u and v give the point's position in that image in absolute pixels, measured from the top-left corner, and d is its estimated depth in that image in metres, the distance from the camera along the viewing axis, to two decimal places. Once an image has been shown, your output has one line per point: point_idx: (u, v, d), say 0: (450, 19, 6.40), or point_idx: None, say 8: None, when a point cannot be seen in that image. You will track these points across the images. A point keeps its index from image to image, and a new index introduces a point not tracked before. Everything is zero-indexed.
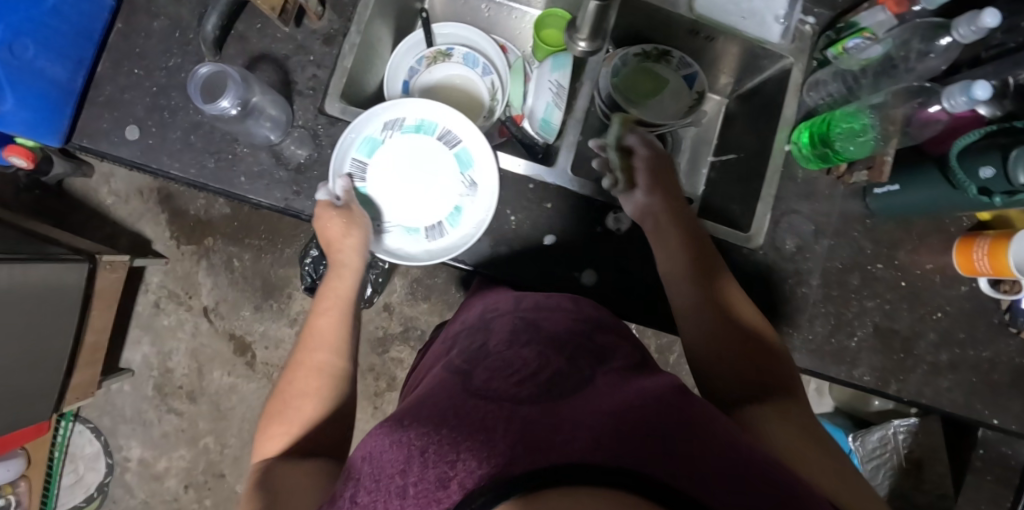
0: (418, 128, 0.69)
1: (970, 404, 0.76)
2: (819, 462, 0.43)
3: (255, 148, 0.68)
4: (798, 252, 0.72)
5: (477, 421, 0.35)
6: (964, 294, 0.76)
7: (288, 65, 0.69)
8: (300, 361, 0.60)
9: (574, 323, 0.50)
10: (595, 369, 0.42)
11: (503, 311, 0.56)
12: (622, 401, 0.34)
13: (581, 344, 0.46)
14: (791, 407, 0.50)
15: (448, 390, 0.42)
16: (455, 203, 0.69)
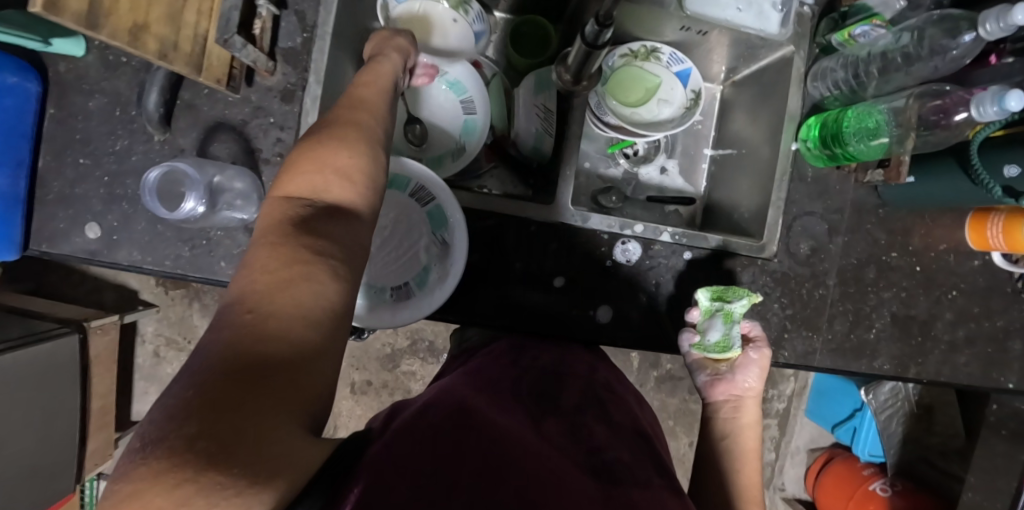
0: (390, 182, 0.64)
1: (986, 374, 0.77)
2: None
3: (230, 230, 0.63)
4: (812, 254, 0.70)
5: (512, 459, 0.39)
6: (978, 268, 0.76)
7: (247, 132, 0.63)
8: (342, 117, 0.45)
9: (638, 422, 0.54)
10: (650, 471, 0.46)
11: (574, 369, 0.59)
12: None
13: (636, 438, 0.51)
14: None
15: (522, 416, 0.46)
16: (423, 262, 0.64)
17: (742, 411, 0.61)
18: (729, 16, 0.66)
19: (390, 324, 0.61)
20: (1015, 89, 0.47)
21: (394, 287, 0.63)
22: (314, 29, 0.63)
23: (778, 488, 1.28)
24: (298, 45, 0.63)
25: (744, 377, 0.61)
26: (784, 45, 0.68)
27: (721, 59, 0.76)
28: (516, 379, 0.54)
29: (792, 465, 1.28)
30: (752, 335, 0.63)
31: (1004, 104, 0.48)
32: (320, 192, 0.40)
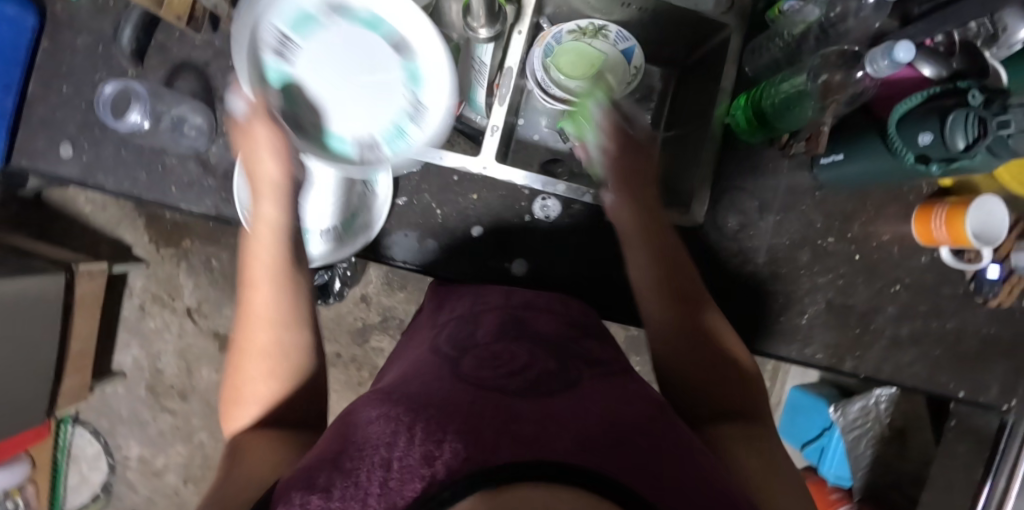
0: (393, 142, 0.64)
1: (933, 378, 0.74)
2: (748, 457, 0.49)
3: (184, 157, 0.68)
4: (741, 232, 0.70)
5: (454, 411, 0.41)
6: (926, 266, 0.73)
7: (208, 72, 0.69)
8: (239, 330, 0.53)
9: (560, 326, 0.59)
10: (582, 372, 0.51)
11: (488, 300, 0.62)
12: (611, 407, 0.45)
13: (566, 348, 0.55)
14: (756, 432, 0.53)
15: (442, 375, 0.48)
16: (350, 208, 0.67)
17: (623, 209, 0.63)
18: None
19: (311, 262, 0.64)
20: (904, 42, 0.48)
21: (323, 228, 0.67)
22: None
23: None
24: None
25: (619, 157, 0.63)
26: (720, 24, 0.70)
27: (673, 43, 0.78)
28: (434, 345, 0.56)
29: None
30: (610, 125, 0.64)
31: (893, 57, 0.48)
32: (259, 415, 0.51)
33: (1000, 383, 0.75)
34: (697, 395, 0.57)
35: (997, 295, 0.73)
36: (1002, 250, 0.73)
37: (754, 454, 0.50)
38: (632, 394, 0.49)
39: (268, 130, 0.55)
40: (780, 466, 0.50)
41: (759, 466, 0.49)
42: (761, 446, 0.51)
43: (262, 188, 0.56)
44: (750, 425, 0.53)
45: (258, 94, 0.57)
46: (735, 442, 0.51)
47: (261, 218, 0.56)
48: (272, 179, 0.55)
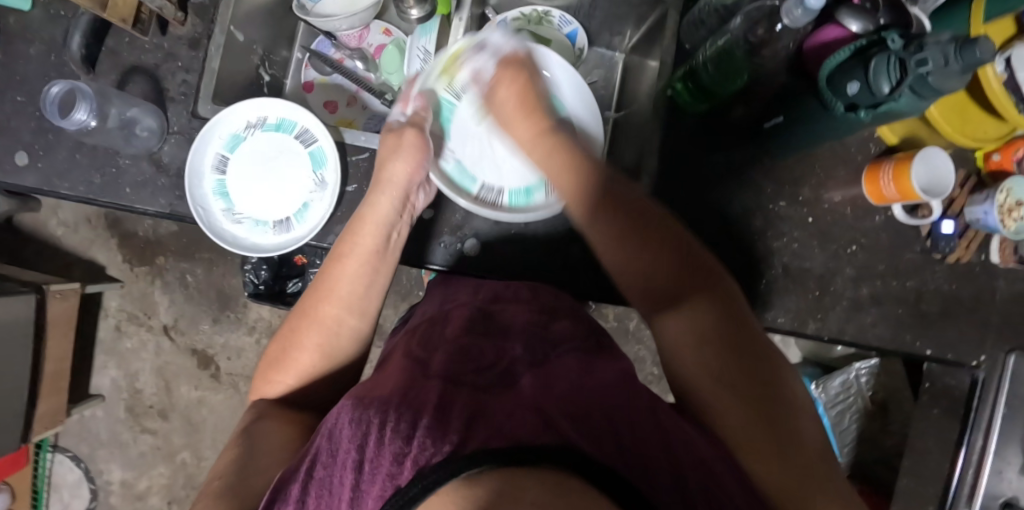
0: (516, 205, 0.66)
1: (898, 337, 0.74)
2: (734, 365, 0.43)
3: (136, 158, 0.67)
4: (693, 203, 0.72)
5: (429, 406, 0.39)
6: (880, 225, 0.74)
7: (158, 74, 0.69)
8: (309, 310, 0.56)
9: (531, 314, 0.58)
10: (555, 357, 0.49)
11: (459, 299, 0.62)
12: (589, 385, 0.43)
13: (537, 334, 0.53)
14: (739, 341, 0.44)
15: (414, 376, 0.46)
16: (304, 199, 0.68)
17: (534, 156, 0.56)
18: None
19: (264, 253, 0.65)
20: None
21: (277, 220, 0.68)
22: None
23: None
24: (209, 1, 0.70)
25: (492, 108, 0.59)
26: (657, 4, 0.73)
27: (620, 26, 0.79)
28: (406, 346, 0.55)
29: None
30: (512, 56, 0.59)
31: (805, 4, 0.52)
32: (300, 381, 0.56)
33: (966, 339, 0.75)
34: (661, 292, 0.48)
35: (953, 251, 0.75)
36: (955, 203, 0.76)
37: (728, 370, 0.43)
38: (606, 368, 0.46)
39: (417, 140, 0.59)
40: (766, 383, 0.43)
41: (736, 383, 0.42)
42: (732, 373, 0.43)
43: (385, 184, 0.58)
44: (726, 331, 0.44)
45: (411, 133, 0.59)
46: (699, 343, 0.44)
47: (373, 207, 0.58)
48: (404, 182, 0.59)
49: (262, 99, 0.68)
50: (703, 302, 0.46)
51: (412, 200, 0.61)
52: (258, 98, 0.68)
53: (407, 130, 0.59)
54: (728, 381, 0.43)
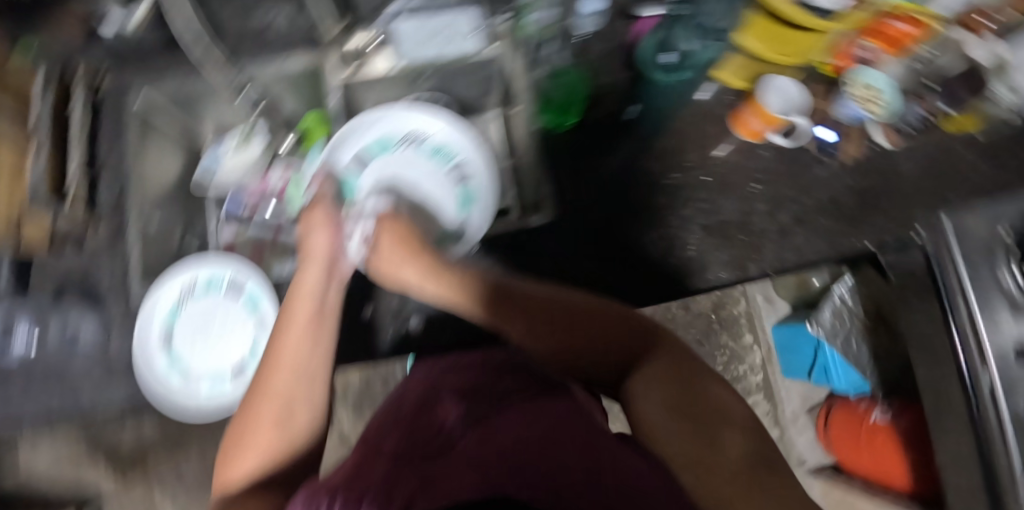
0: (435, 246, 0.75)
1: (837, 245, 0.77)
2: (665, 394, 0.47)
3: (87, 362, 0.68)
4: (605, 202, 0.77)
5: (374, 483, 0.37)
6: (767, 157, 0.81)
7: (87, 278, 0.72)
8: (261, 383, 0.57)
9: (489, 374, 0.57)
10: (506, 408, 0.48)
11: (413, 391, 0.59)
12: (530, 433, 0.43)
13: (492, 390, 0.53)
14: (663, 367, 0.50)
15: (368, 463, 0.44)
16: (253, 339, 0.71)
17: (432, 288, 0.62)
18: (434, 56, 0.77)
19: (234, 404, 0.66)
20: None
21: (234, 367, 0.71)
22: (123, 182, 0.73)
23: (800, 462, 1.30)
24: (112, 199, 0.73)
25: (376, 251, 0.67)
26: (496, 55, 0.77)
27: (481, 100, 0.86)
28: (371, 432, 0.54)
29: (800, 432, 1.31)
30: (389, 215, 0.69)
31: None
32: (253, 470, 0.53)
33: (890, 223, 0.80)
34: (576, 334, 0.54)
35: (844, 152, 0.83)
36: (822, 113, 0.85)
37: (660, 390, 0.48)
38: (550, 408, 0.47)
39: (327, 215, 0.67)
40: (715, 404, 0.46)
41: (684, 408, 0.46)
42: (678, 402, 0.46)
43: (309, 257, 0.64)
44: (674, 367, 0.50)
45: (323, 212, 0.68)
46: (648, 380, 0.49)
47: (304, 277, 0.62)
48: (326, 251, 0.65)
49: (188, 263, 0.70)
50: (658, 352, 0.52)
51: (343, 269, 0.66)
52: (183, 264, 0.70)
53: (318, 210, 0.68)
54: (669, 401, 0.47)
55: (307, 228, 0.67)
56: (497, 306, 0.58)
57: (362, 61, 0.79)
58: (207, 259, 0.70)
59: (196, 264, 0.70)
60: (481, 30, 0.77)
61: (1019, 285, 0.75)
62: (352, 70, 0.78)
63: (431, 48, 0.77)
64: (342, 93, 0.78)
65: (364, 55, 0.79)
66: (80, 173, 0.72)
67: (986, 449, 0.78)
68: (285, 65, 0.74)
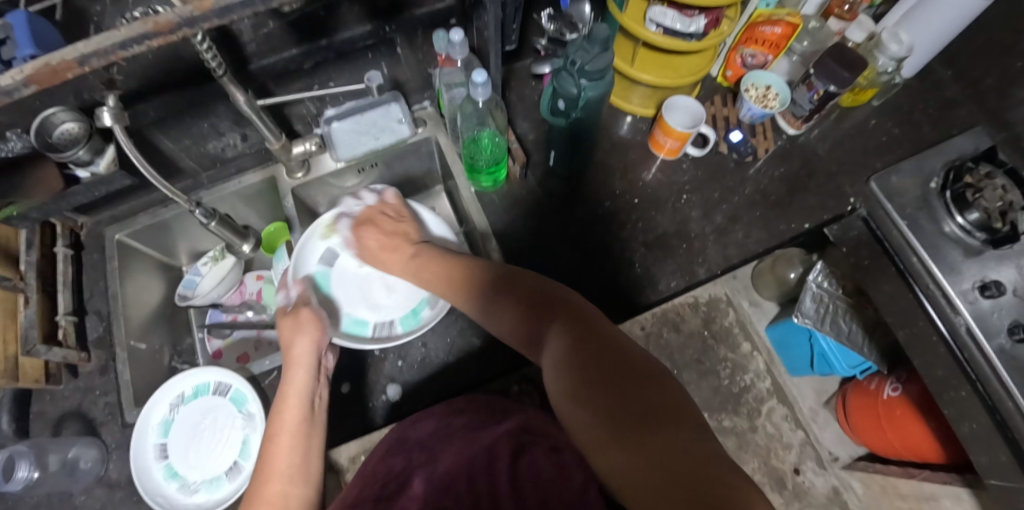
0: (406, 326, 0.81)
1: (771, 231, 0.84)
2: (587, 386, 0.44)
3: (88, 487, 0.72)
4: (552, 240, 0.83)
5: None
6: (691, 167, 0.88)
7: (83, 409, 0.75)
8: (254, 491, 0.54)
9: (470, 413, 0.62)
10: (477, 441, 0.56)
11: (408, 447, 0.59)
12: (470, 457, 0.53)
13: (473, 425, 0.59)
14: (586, 331, 0.49)
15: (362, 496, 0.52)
16: (243, 438, 0.73)
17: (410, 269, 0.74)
18: (372, 144, 0.83)
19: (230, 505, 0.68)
20: (476, 70, 0.65)
21: (228, 469, 0.73)
22: (110, 316, 0.79)
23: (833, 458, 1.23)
24: (103, 332, 0.79)
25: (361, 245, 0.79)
26: (426, 135, 0.86)
27: (425, 178, 0.94)
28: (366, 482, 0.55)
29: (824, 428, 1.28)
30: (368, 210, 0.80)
31: (476, 83, 0.65)
32: None
33: (813, 202, 0.87)
34: (517, 311, 0.57)
35: (756, 149, 0.90)
36: (733, 118, 0.92)
37: (584, 373, 0.45)
38: (488, 441, 0.55)
39: (312, 315, 0.69)
40: (609, 377, 0.44)
41: (589, 382, 0.44)
42: (598, 391, 0.43)
43: (295, 359, 0.64)
44: (567, 347, 0.48)
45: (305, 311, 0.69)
46: (558, 343, 0.50)
47: (291, 381, 0.62)
48: (310, 353, 0.65)
49: (175, 379, 0.74)
50: (559, 331, 0.51)
51: (322, 365, 0.67)
52: (170, 380, 0.73)
53: (303, 310, 0.69)
54: (588, 392, 0.44)
55: (286, 329, 0.67)
56: (468, 287, 0.65)
57: (309, 165, 0.84)
58: (191, 372, 0.73)
59: (181, 378, 0.73)
60: (409, 116, 0.85)
61: (960, 226, 0.78)
62: (298, 175, 0.84)
63: (368, 137, 0.82)
64: (295, 194, 0.85)
65: (311, 157, 0.83)
66: (68, 316, 0.76)
67: (990, 399, 0.73)
68: (241, 184, 0.84)
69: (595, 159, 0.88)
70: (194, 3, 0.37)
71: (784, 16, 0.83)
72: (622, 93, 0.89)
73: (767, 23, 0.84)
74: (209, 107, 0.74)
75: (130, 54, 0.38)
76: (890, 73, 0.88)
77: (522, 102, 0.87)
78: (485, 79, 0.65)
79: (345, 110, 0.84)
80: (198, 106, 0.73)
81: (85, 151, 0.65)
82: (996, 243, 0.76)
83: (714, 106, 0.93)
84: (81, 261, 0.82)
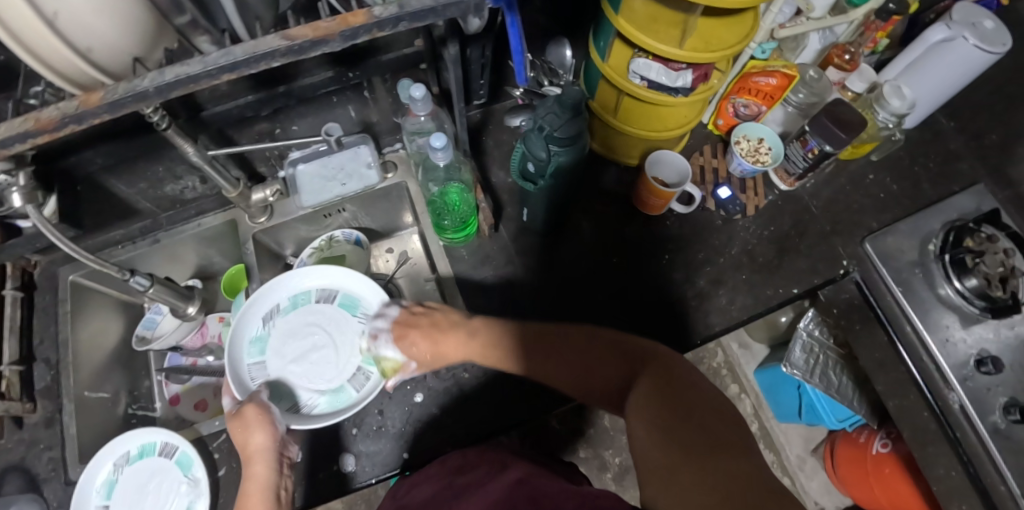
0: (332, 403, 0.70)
1: (759, 295, 0.79)
2: (653, 440, 0.48)
3: None
4: (533, 296, 0.78)
5: None
6: (674, 223, 0.83)
7: (26, 463, 0.72)
8: None
9: (481, 464, 0.60)
10: (478, 493, 0.52)
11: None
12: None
13: (470, 482, 0.57)
14: (661, 376, 0.54)
15: None
16: (185, 505, 0.69)
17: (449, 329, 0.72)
18: (338, 192, 0.78)
19: None
20: (434, 134, 0.59)
21: None
22: (58, 363, 0.76)
23: (819, 509, 1.24)
24: (50, 381, 0.75)
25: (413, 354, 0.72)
26: (394, 181, 0.81)
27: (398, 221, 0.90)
28: None
29: (811, 477, 1.26)
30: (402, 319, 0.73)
31: (435, 148, 0.59)
32: None
33: (803, 265, 0.82)
34: (585, 359, 0.60)
35: (745, 207, 0.85)
36: (723, 171, 0.88)
37: (653, 405, 0.51)
38: (492, 488, 0.51)
39: (259, 408, 0.63)
40: (697, 427, 0.48)
41: (670, 425, 0.48)
42: (669, 427, 0.48)
43: (253, 456, 0.60)
44: (661, 384, 0.53)
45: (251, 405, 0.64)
46: (638, 393, 0.53)
47: (251, 479, 0.60)
48: (265, 448, 0.61)
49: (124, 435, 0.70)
50: (647, 377, 0.54)
51: (287, 452, 0.64)
52: (120, 436, 0.70)
53: (247, 405, 0.63)
54: (655, 426, 0.49)
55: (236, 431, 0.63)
56: (502, 337, 0.67)
57: (272, 208, 0.80)
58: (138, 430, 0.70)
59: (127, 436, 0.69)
60: (379, 160, 0.80)
61: (957, 291, 0.76)
62: (261, 219, 0.80)
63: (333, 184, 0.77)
64: (257, 239, 0.80)
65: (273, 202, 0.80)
66: (14, 366, 0.73)
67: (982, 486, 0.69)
68: (200, 226, 0.80)
69: (574, 213, 0.84)
70: (81, 98, 0.34)
71: (779, 67, 0.79)
72: (605, 142, 0.85)
73: (761, 75, 0.80)
74: (162, 152, 0.70)
75: (11, 151, 0.34)
76: (890, 128, 0.83)
77: (500, 148, 0.83)
78: (446, 144, 0.59)
79: (311, 153, 0.80)
80: (150, 152, 0.69)
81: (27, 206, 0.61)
82: (996, 312, 0.74)
83: (703, 157, 0.89)
84: (31, 303, 0.78)
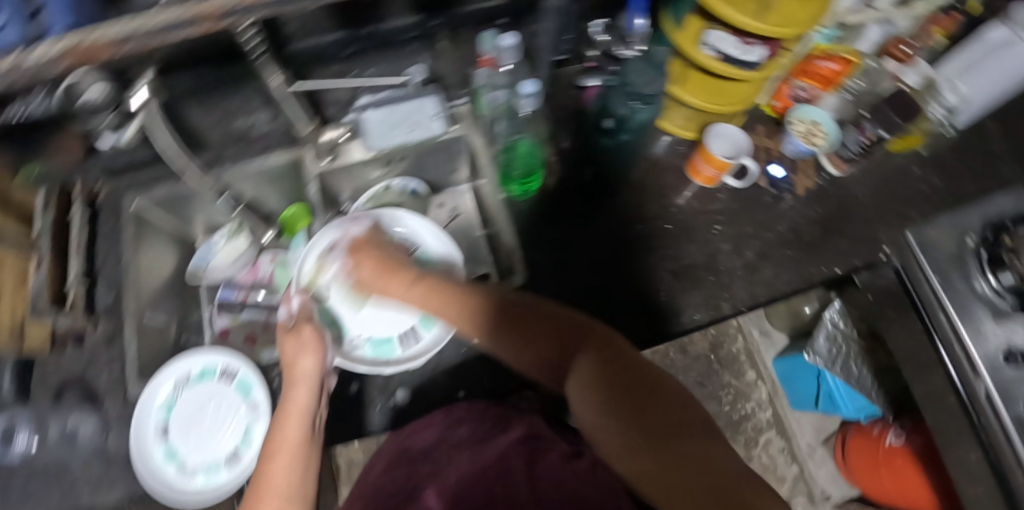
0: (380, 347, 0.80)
1: (801, 273, 0.82)
2: (606, 420, 0.45)
3: (86, 460, 0.70)
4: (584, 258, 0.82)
5: None
6: (723, 197, 0.86)
7: (88, 377, 0.74)
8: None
9: (485, 421, 0.64)
10: (491, 447, 0.56)
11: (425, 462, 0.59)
12: (482, 469, 0.51)
13: (487, 433, 0.60)
14: (602, 343, 0.51)
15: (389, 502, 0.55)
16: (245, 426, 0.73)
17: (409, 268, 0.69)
18: None
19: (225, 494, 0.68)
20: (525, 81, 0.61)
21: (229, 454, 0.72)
22: (122, 285, 0.78)
23: (824, 496, 1.27)
24: (113, 301, 0.77)
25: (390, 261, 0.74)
26: None
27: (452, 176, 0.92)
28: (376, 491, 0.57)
29: (819, 465, 1.29)
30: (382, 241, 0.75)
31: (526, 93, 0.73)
32: None
33: (845, 248, 0.85)
34: (517, 330, 0.56)
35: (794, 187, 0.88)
36: (773, 152, 0.90)
37: (600, 379, 0.48)
38: (496, 446, 0.55)
39: (314, 334, 0.67)
40: (652, 398, 0.46)
41: (619, 403, 0.46)
42: (620, 407, 0.45)
43: (298, 379, 0.63)
44: (605, 357, 0.50)
45: (309, 328, 0.68)
46: (583, 368, 0.50)
47: (292, 400, 0.61)
48: (313, 372, 0.64)
49: (185, 356, 0.73)
50: (589, 349, 0.51)
51: (326, 382, 0.66)
52: (181, 357, 0.73)
53: (303, 325, 0.68)
54: (602, 403, 0.47)
55: (289, 347, 0.66)
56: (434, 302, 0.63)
57: (336, 152, 0.78)
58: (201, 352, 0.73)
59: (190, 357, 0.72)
60: None
61: None
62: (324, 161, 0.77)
63: None
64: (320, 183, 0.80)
65: (338, 146, 0.78)
66: (81, 283, 0.75)
67: None
68: (262, 163, 0.77)
69: (627, 181, 0.86)
70: None
71: (841, 52, 0.82)
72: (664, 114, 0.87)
73: (823, 58, 0.83)
74: None
75: None
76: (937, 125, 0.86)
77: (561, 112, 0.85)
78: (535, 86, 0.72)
79: None
80: None
81: (112, 119, 0.67)
82: None
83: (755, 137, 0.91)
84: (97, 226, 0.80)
